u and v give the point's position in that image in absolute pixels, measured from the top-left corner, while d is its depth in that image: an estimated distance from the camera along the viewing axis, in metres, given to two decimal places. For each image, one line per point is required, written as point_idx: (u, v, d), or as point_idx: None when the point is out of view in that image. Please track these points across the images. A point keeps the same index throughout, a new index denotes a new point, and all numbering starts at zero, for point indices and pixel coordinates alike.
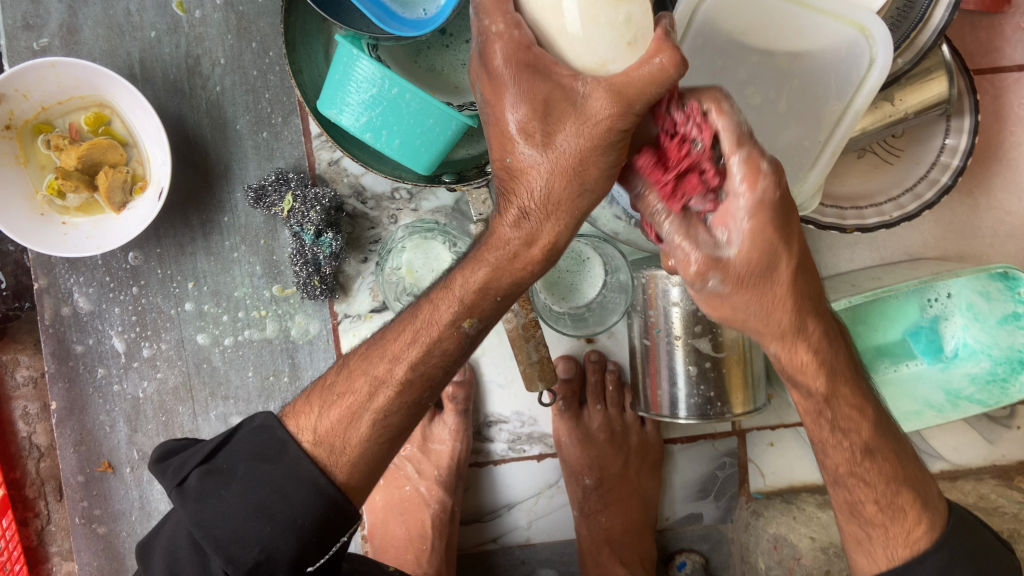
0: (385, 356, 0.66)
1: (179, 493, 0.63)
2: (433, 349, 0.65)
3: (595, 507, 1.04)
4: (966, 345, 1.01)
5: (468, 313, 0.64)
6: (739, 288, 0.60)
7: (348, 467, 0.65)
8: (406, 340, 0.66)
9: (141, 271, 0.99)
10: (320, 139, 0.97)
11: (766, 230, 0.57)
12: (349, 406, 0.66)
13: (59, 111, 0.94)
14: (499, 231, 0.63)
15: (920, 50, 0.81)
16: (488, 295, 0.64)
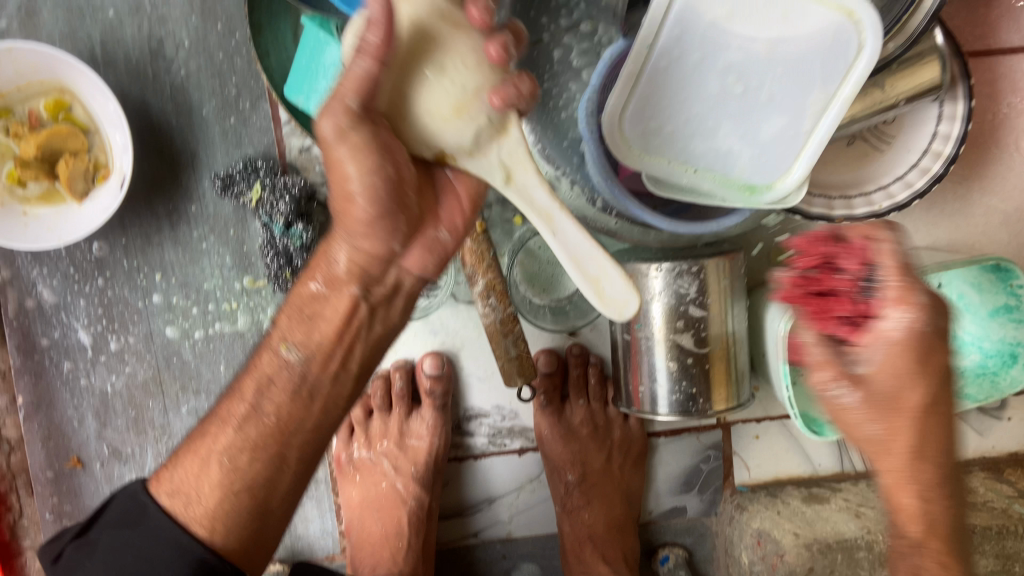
0: (239, 404, 0.66)
1: (53, 569, 0.66)
2: (269, 387, 0.65)
3: (578, 502, 1.02)
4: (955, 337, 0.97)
5: (286, 339, 0.65)
6: (870, 410, 0.61)
7: (209, 522, 0.63)
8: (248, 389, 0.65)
9: (107, 262, 0.96)
10: (290, 124, 0.93)
11: (903, 351, 0.59)
12: (199, 458, 0.65)
13: (18, 97, 0.90)
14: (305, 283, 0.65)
15: (911, 34, 0.77)
16: (296, 314, 0.65)
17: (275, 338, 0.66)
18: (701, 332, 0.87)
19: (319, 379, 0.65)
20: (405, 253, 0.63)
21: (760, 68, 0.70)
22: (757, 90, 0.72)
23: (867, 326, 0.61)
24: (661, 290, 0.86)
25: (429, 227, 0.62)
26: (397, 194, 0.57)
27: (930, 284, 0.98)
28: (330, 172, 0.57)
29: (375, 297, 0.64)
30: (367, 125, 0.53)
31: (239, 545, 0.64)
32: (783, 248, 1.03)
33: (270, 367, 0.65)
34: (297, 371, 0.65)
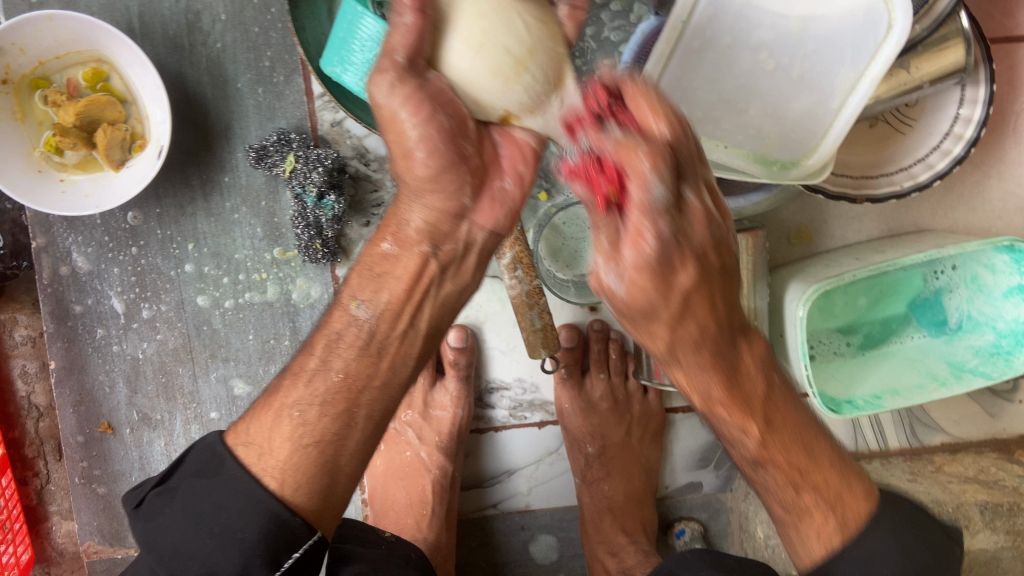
0: (312, 356, 0.67)
1: (135, 513, 0.64)
2: (339, 339, 0.67)
3: (598, 475, 1.03)
4: (970, 318, 1.00)
5: (360, 295, 0.68)
6: (635, 288, 0.56)
7: (282, 474, 0.62)
8: (319, 347, 0.67)
9: (141, 231, 0.98)
10: (323, 98, 0.95)
11: (648, 274, 0.54)
12: (274, 411, 0.65)
13: (56, 66, 0.92)
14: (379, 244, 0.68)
15: (938, 16, 0.80)
16: (367, 272, 0.68)
17: (346, 297, 0.69)
18: None
19: (393, 338, 0.68)
20: (475, 207, 0.66)
21: (790, 46, 0.72)
22: (787, 68, 0.73)
23: (631, 227, 0.52)
24: None
25: (493, 177, 0.66)
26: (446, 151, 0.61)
27: (946, 265, 0.99)
28: (389, 131, 0.61)
29: (445, 254, 0.68)
30: (414, 81, 0.58)
31: (311, 503, 0.63)
32: (801, 228, 1.05)
33: (340, 323, 0.68)
34: (366, 327, 0.67)
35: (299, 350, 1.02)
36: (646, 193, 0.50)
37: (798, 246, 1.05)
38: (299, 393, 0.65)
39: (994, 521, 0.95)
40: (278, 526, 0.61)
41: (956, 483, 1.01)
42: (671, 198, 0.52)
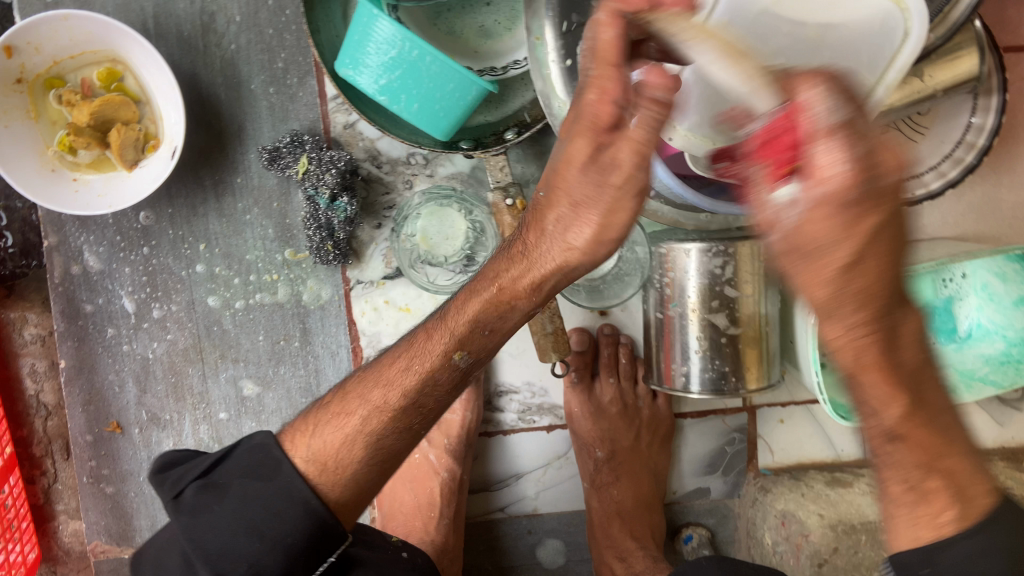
0: (382, 381, 0.69)
1: (176, 506, 0.67)
2: (426, 377, 0.68)
3: (607, 479, 1.04)
4: (980, 326, 0.99)
5: (457, 346, 0.68)
6: (813, 214, 0.41)
7: (340, 485, 0.67)
8: (401, 368, 0.69)
9: (153, 231, 0.98)
10: (336, 100, 0.96)
11: (829, 224, 0.41)
12: (345, 428, 0.68)
13: (71, 66, 0.92)
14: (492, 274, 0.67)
15: (953, 25, 0.79)
16: (479, 329, 0.67)
17: (445, 335, 0.68)
18: (734, 311, 0.89)
19: (445, 376, 0.68)
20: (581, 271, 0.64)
21: (806, 53, 0.72)
22: (802, 75, 0.74)
23: (811, 164, 0.41)
24: (696, 270, 0.88)
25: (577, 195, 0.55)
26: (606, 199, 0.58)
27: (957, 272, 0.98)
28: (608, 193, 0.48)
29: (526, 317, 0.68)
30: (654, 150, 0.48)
31: (349, 501, 0.68)
32: None
33: (436, 364, 0.68)
34: (459, 371, 0.69)
35: (309, 352, 1.02)
36: (818, 111, 0.40)
37: None
38: (370, 416, 0.68)
39: None
40: (322, 530, 0.66)
41: None
42: (854, 116, 0.40)
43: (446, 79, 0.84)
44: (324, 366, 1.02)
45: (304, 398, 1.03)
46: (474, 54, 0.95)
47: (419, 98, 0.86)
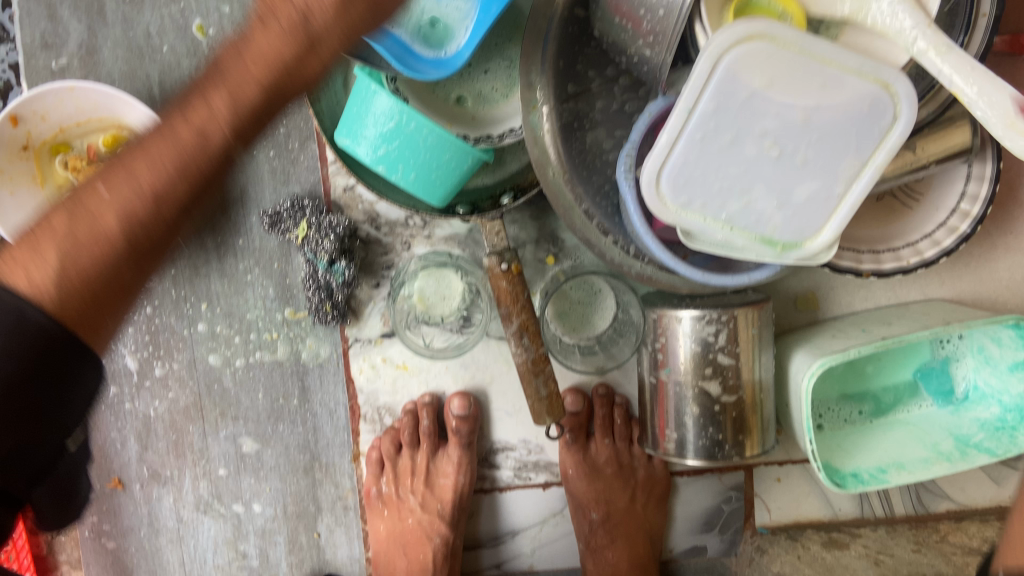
0: (141, 168, 0.62)
1: None
2: (194, 162, 0.64)
3: (602, 541, 1.05)
4: (976, 388, 1.00)
5: (184, 176, 0.63)
6: None
7: (59, 288, 0.55)
8: (115, 193, 0.61)
9: (156, 291, 0.99)
10: (336, 164, 0.97)
11: None
12: (66, 237, 0.58)
13: (76, 132, 0.94)
14: (206, 110, 0.64)
15: (943, 101, 0.81)
16: (196, 135, 0.64)
17: (201, 121, 0.64)
18: (727, 380, 0.89)
19: (209, 161, 0.64)
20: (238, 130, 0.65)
21: (796, 133, 0.73)
22: (791, 154, 0.74)
23: None
24: (690, 336, 0.89)
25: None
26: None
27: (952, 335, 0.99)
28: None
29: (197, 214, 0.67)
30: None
31: (75, 308, 0.56)
32: (807, 295, 1.05)
33: (201, 123, 0.64)
34: (218, 152, 0.65)
35: (307, 410, 1.03)
36: None
37: (804, 313, 1.06)
38: (115, 192, 0.61)
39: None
40: (61, 347, 0.53)
41: None
42: None
43: (442, 149, 0.86)
44: (322, 423, 1.04)
45: (302, 455, 1.04)
46: (472, 120, 0.96)
47: (415, 168, 0.87)
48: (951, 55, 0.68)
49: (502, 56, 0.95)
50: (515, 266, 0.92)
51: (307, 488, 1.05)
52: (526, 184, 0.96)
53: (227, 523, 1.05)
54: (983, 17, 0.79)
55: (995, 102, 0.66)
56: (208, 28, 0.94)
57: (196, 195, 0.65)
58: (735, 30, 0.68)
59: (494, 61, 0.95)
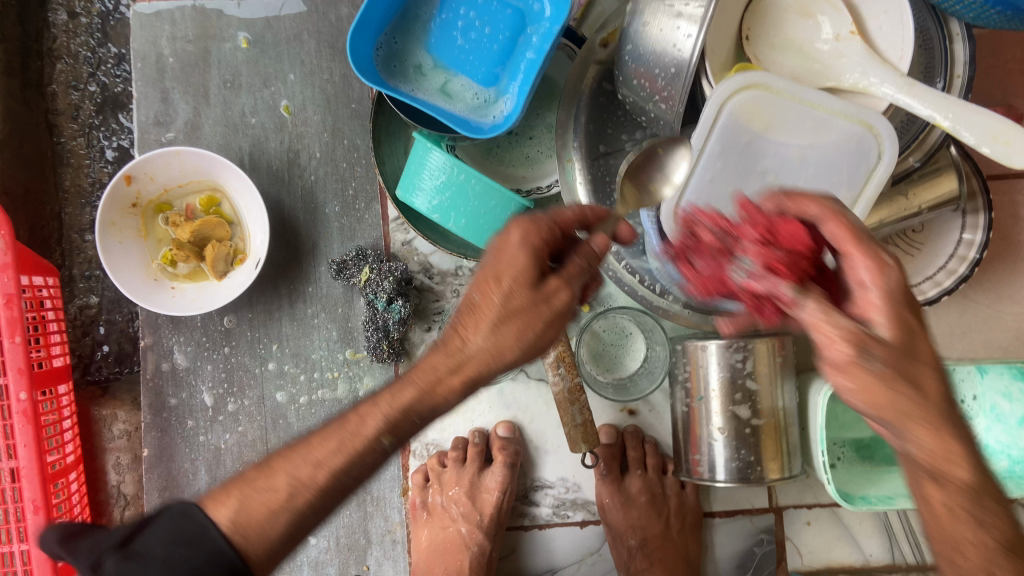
0: (388, 400, 0.65)
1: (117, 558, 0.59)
2: (524, 327, 0.65)
3: (641, 566, 1.10)
4: (987, 446, 1.07)
5: (389, 429, 0.65)
6: None
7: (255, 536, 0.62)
8: (405, 391, 0.66)
9: (234, 332, 1.12)
10: (396, 222, 1.11)
11: None
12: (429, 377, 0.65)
13: (178, 194, 1.11)
14: (479, 305, 0.66)
15: (929, 148, 0.93)
16: (411, 417, 0.65)
17: (460, 329, 0.66)
18: (755, 403, 0.97)
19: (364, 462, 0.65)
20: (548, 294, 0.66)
21: (794, 171, 0.85)
22: (791, 189, 0.86)
23: None
24: (717, 362, 0.97)
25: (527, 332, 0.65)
26: (514, 305, 0.65)
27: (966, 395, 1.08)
28: (496, 262, 0.67)
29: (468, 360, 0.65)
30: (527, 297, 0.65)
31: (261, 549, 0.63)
32: None
33: (488, 306, 0.65)
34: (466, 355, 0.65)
35: None
36: None
37: None
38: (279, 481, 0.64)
39: None
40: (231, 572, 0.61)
41: None
42: None
43: (489, 196, 0.98)
44: (375, 458, 1.12)
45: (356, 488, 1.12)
46: (521, 179, 1.10)
47: (466, 215, 0.99)
48: (922, 93, 0.81)
49: (544, 124, 1.09)
50: None
51: (358, 521, 1.12)
52: None
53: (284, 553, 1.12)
54: (957, 78, 0.91)
55: (972, 121, 0.80)
56: (293, 108, 1.11)
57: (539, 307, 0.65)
58: (734, 81, 0.82)
59: (537, 129, 1.09)
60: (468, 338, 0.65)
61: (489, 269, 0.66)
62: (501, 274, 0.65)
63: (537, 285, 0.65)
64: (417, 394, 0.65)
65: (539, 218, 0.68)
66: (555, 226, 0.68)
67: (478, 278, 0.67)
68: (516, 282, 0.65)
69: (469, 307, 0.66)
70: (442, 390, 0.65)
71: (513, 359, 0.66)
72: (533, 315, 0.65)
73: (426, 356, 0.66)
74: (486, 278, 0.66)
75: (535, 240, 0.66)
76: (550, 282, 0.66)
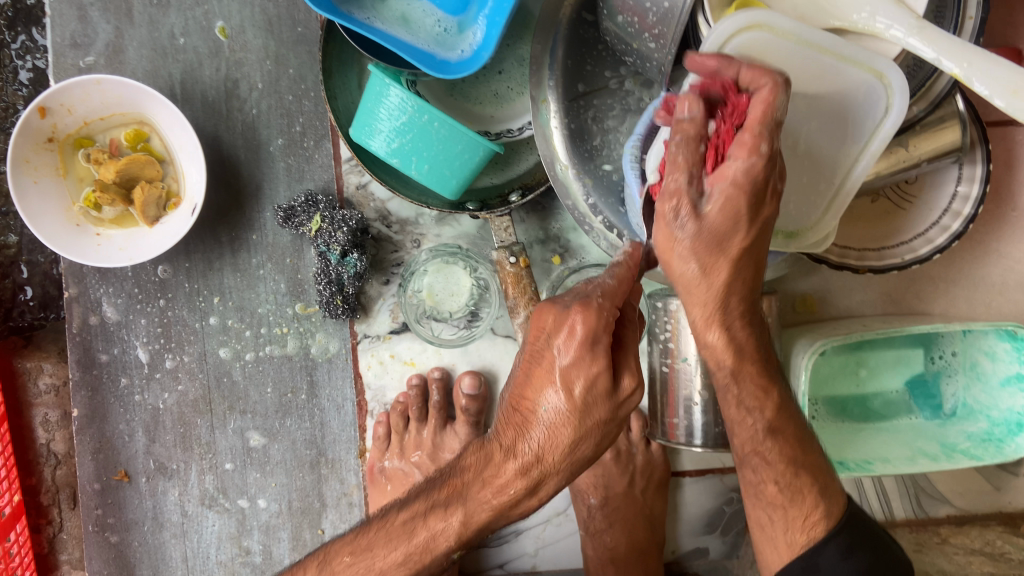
0: (482, 505, 0.67)
1: None
2: (595, 443, 0.67)
3: (600, 526, 1.05)
4: (965, 405, 1.04)
5: (459, 546, 0.68)
6: None
7: None
8: (493, 496, 0.66)
9: (169, 284, 1.02)
10: (350, 162, 1.00)
11: None
12: (514, 492, 0.66)
13: (100, 126, 0.97)
14: (547, 413, 0.65)
15: (934, 98, 0.84)
16: (482, 534, 0.68)
17: (536, 431, 0.66)
18: None
19: (433, 562, 0.68)
20: (620, 389, 0.66)
21: (794, 122, 0.76)
22: (790, 143, 0.77)
23: None
24: None
25: (605, 435, 0.67)
26: (593, 421, 0.65)
27: (946, 350, 1.04)
28: (544, 372, 0.65)
29: (549, 472, 0.67)
30: (609, 404, 0.66)
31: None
32: (806, 297, 1.08)
33: (560, 418, 0.65)
34: (543, 472, 0.66)
35: (315, 405, 1.04)
36: None
37: (803, 313, 1.08)
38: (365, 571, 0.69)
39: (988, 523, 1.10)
40: None
41: (962, 555, 1.03)
42: None
43: (454, 141, 0.88)
44: (329, 418, 1.04)
45: (309, 450, 1.05)
46: (489, 119, 1.00)
47: (429, 160, 0.89)
48: (935, 37, 0.71)
49: (515, 56, 0.98)
50: (523, 260, 0.93)
51: (312, 484, 1.05)
52: (534, 182, 0.99)
53: (232, 518, 1.06)
54: (970, 20, 0.82)
55: (995, 76, 0.70)
56: (230, 30, 0.98)
57: (613, 414, 0.66)
58: (736, 19, 0.72)
59: (507, 63, 0.98)
60: (550, 456, 0.66)
61: (560, 372, 0.64)
62: (581, 385, 0.64)
63: (614, 393, 0.66)
64: (493, 514, 0.67)
65: (604, 307, 0.63)
66: (616, 309, 0.64)
67: (534, 379, 0.66)
68: (596, 398, 0.65)
69: (547, 424, 0.65)
70: (517, 509, 0.67)
71: (586, 463, 0.68)
72: (609, 426, 0.67)
73: (496, 475, 0.66)
74: (555, 380, 0.64)
75: (607, 341, 0.64)
76: (625, 385, 0.66)
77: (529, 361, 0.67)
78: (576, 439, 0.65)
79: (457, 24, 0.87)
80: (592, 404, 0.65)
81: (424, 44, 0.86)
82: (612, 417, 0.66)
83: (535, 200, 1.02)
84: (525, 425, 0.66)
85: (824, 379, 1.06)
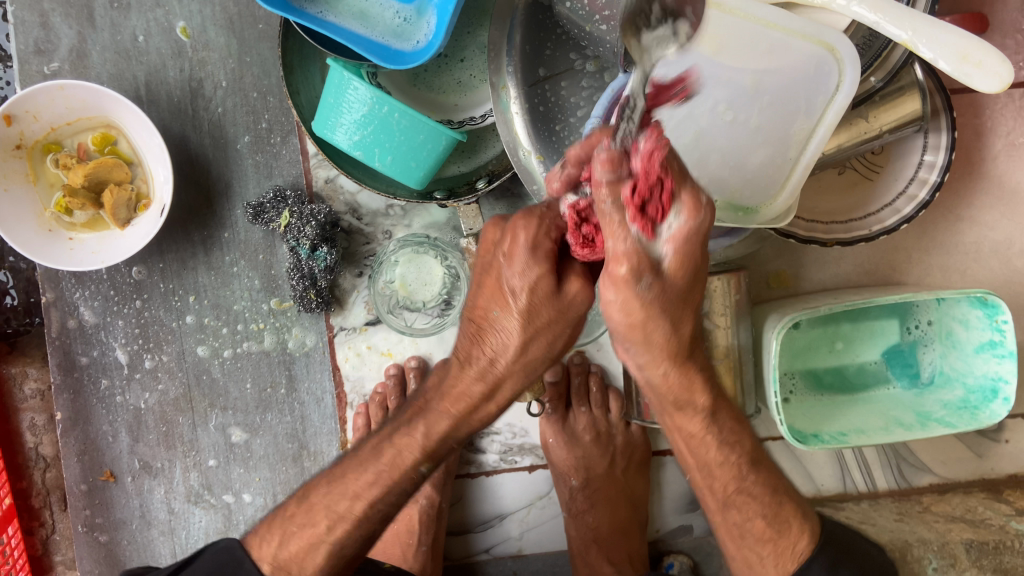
0: (444, 413, 0.72)
1: None
2: (546, 338, 0.67)
3: (581, 507, 1.05)
4: (942, 372, 1.04)
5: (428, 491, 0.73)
6: None
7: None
8: (450, 407, 0.72)
9: (145, 285, 1.03)
10: (316, 157, 1.00)
11: None
12: (468, 400, 0.71)
13: (67, 132, 0.98)
14: (497, 319, 0.66)
15: (891, 67, 0.83)
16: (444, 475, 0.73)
17: (489, 376, 0.68)
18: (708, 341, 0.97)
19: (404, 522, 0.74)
20: (564, 286, 0.65)
21: (747, 99, 0.73)
22: (744, 120, 0.74)
23: None
24: None
25: (559, 326, 0.67)
26: (541, 321, 0.66)
27: (922, 319, 1.04)
28: (491, 279, 0.67)
29: (501, 376, 0.69)
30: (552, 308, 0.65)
31: None
32: (779, 273, 1.08)
33: (506, 322, 0.66)
34: (493, 377, 0.69)
35: (295, 398, 1.05)
36: None
37: (776, 289, 1.08)
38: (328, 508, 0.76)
39: (971, 489, 1.11)
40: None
41: (941, 522, 1.03)
42: None
43: (415, 131, 0.88)
44: (310, 411, 1.05)
45: (291, 444, 1.06)
46: (453, 108, 1.01)
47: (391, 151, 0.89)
48: (881, 5, 0.70)
49: (477, 44, 0.98)
50: None
51: (296, 477, 1.07)
52: (500, 170, 0.99)
53: (218, 513, 1.07)
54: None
55: (943, 43, 0.68)
56: (192, 30, 0.98)
57: (557, 316, 0.66)
58: None
59: (469, 50, 0.98)
60: (497, 360, 0.68)
61: (506, 284, 0.65)
62: (524, 292, 0.64)
63: (558, 295, 0.65)
64: (452, 432, 0.72)
65: (546, 216, 0.63)
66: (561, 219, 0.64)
67: (485, 288, 0.67)
68: (540, 301, 0.65)
69: (498, 332, 0.66)
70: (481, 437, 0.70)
71: (542, 364, 0.70)
72: (557, 327, 0.67)
73: (456, 382, 0.71)
74: (501, 289, 0.66)
75: (549, 245, 0.63)
76: (570, 287, 0.65)
77: (482, 264, 0.68)
78: (522, 343, 0.66)
79: (415, 12, 0.87)
80: (534, 308, 0.65)
81: (380, 32, 0.87)
82: (560, 318, 0.66)
83: (504, 188, 1.02)
84: (477, 331, 0.68)
85: (799, 351, 1.07)
